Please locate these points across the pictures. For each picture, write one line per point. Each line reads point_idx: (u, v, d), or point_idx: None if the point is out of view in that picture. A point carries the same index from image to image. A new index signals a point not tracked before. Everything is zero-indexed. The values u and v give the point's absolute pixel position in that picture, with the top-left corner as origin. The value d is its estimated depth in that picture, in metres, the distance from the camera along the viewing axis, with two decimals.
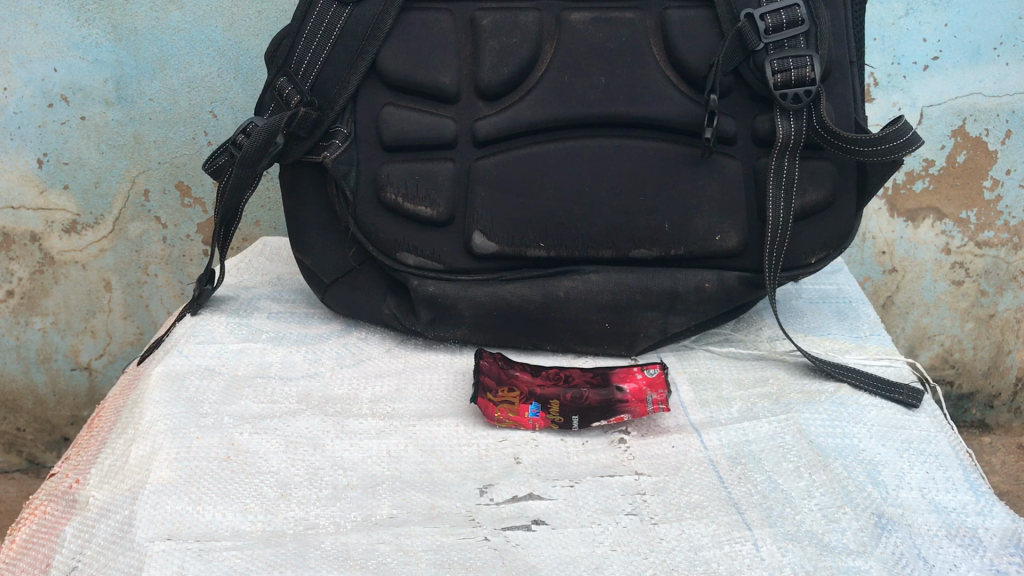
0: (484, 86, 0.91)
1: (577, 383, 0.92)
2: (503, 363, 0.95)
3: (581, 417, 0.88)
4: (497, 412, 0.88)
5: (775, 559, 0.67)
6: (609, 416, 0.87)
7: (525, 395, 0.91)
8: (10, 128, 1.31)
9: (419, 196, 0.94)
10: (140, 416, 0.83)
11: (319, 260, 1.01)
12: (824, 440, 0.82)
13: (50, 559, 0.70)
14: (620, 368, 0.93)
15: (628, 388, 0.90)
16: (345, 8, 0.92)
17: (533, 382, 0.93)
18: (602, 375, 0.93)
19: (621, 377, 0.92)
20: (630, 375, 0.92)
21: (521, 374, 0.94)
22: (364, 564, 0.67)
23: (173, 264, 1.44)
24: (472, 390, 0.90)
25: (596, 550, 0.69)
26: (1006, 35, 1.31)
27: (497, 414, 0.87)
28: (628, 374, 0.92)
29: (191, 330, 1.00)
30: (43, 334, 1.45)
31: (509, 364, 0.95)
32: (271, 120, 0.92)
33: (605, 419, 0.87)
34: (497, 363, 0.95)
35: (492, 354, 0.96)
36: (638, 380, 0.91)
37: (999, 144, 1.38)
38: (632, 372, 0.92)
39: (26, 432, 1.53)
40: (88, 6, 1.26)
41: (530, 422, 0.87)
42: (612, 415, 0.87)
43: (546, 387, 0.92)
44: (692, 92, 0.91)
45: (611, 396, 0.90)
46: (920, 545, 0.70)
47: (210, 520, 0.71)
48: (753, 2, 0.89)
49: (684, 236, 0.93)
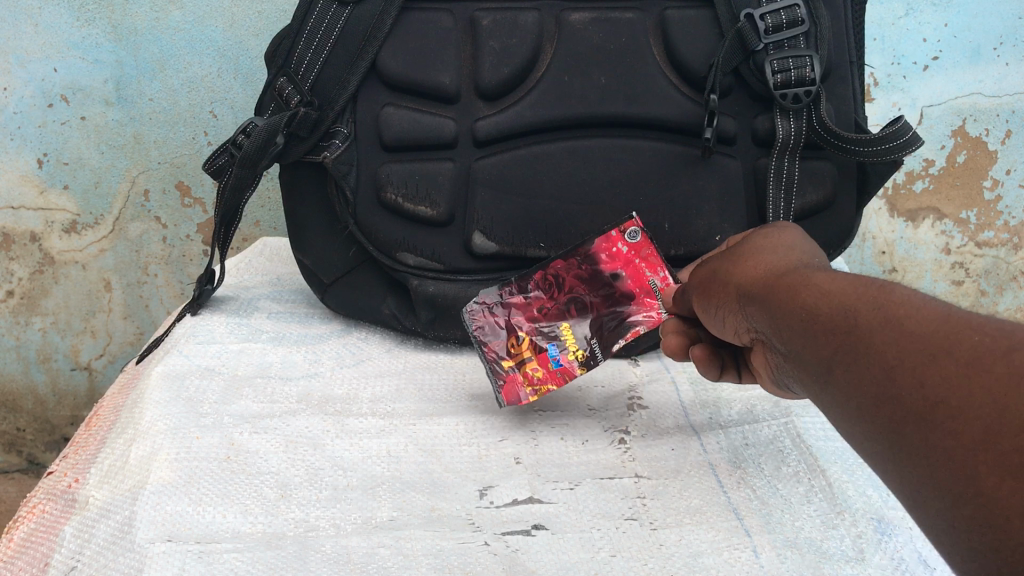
0: (484, 86, 0.91)
1: (575, 288, 0.91)
2: (494, 306, 0.92)
3: (599, 346, 0.87)
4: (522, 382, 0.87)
5: (774, 567, 0.67)
6: (625, 321, 0.88)
7: (536, 335, 0.90)
8: (11, 128, 1.31)
9: (419, 196, 0.94)
10: (139, 416, 0.82)
11: (320, 261, 1.00)
12: (824, 444, 0.82)
13: (49, 559, 0.69)
14: (596, 244, 0.91)
15: (624, 273, 0.89)
16: (345, 8, 0.91)
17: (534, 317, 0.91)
18: (588, 264, 0.91)
19: (609, 260, 0.90)
20: (615, 253, 0.90)
21: (517, 310, 0.91)
22: (364, 567, 0.67)
23: (173, 265, 1.44)
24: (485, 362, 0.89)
25: (596, 555, 0.69)
26: (1006, 35, 1.31)
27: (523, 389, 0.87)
28: (612, 252, 0.90)
29: (191, 330, 1.00)
30: (43, 334, 1.46)
31: (501, 305, 0.92)
32: (271, 121, 0.91)
33: (621, 338, 0.86)
34: (487, 315, 0.92)
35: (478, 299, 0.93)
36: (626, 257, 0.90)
37: (999, 144, 1.38)
38: (614, 247, 0.90)
39: (26, 432, 1.54)
40: (88, 6, 1.26)
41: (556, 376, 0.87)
42: (630, 317, 0.88)
43: (549, 313, 0.91)
44: (692, 92, 0.91)
45: (612, 288, 0.90)
46: (920, 548, 0.69)
47: (210, 521, 0.71)
48: (753, 3, 0.89)
49: (684, 237, 0.93)
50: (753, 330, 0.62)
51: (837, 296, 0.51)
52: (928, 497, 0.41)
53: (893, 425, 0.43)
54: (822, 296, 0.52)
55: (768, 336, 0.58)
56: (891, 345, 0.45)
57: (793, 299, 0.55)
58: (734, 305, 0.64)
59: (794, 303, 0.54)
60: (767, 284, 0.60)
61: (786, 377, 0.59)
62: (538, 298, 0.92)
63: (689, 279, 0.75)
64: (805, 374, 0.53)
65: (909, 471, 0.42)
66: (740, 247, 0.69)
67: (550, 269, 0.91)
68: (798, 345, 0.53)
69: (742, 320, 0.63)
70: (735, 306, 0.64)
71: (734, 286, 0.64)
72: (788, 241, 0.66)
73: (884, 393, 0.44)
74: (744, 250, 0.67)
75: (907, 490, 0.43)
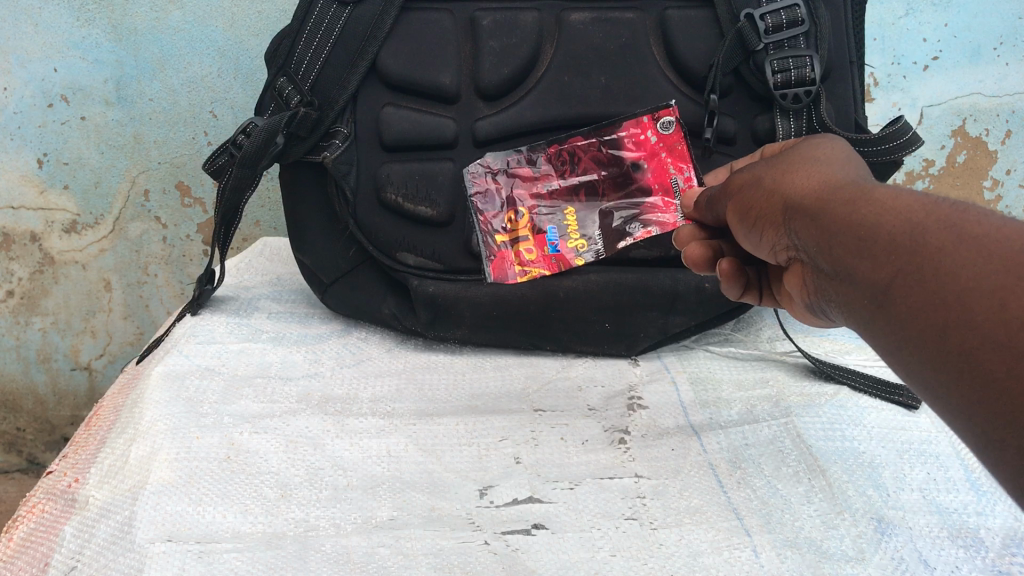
0: (484, 86, 0.91)
1: (587, 171, 0.96)
2: (503, 180, 0.96)
3: (606, 237, 0.95)
4: (515, 263, 0.96)
5: (774, 566, 0.67)
6: (638, 217, 0.95)
7: (536, 215, 0.97)
8: (10, 128, 1.31)
9: (419, 196, 0.94)
10: (139, 416, 0.82)
11: (319, 261, 1.00)
12: (824, 444, 0.82)
13: (49, 559, 0.69)
14: (623, 128, 0.93)
15: (647, 163, 0.95)
16: (345, 8, 0.90)
17: (540, 194, 0.97)
18: (608, 149, 0.94)
19: (635, 144, 0.93)
20: (642, 138, 0.93)
21: (520, 182, 0.96)
22: (364, 567, 0.67)
23: (173, 264, 1.44)
24: (480, 235, 0.96)
25: (596, 555, 0.69)
26: (1006, 35, 1.31)
27: (513, 269, 0.96)
28: (638, 136, 0.93)
29: (191, 330, 0.99)
30: (43, 334, 1.46)
31: (505, 173, 0.95)
32: (271, 121, 0.90)
33: (631, 236, 0.94)
34: (490, 181, 0.95)
35: (484, 164, 0.95)
36: (650, 146, 0.93)
37: (999, 144, 1.38)
38: (643, 131, 0.92)
39: (26, 432, 1.55)
40: (88, 6, 1.26)
41: (551, 262, 0.96)
42: (642, 218, 0.95)
43: (555, 191, 0.97)
44: (692, 92, 0.92)
45: (626, 176, 0.95)
46: (921, 548, 0.70)
47: (210, 520, 0.71)
48: (753, 3, 0.89)
49: None
50: (795, 248, 0.58)
51: (903, 211, 0.47)
52: (1002, 431, 0.38)
53: (967, 356, 0.40)
54: (884, 211, 0.48)
55: (813, 253, 0.54)
56: (965, 268, 0.41)
57: (846, 215, 0.51)
58: (773, 220, 0.60)
59: (848, 218, 0.50)
60: (816, 196, 0.55)
61: (827, 300, 0.55)
62: (547, 173, 0.96)
63: (720, 195, 0.70)
64: (857, 297, 0.50)
65: (985, 405, 0.39)
66: (781, 156, 0.63)
67: (568, 145, 0.94)
68: (850, 265, 0.49)
69: (783, 237, 0.59)
70: (776, 220, 0.59)
71: (775, 198, 0.59)
72: (836, 151, 0.60)
73: (957, 319, 0.41)
74: (786, 160, 0.62)
75: (978, 426, 0.40)
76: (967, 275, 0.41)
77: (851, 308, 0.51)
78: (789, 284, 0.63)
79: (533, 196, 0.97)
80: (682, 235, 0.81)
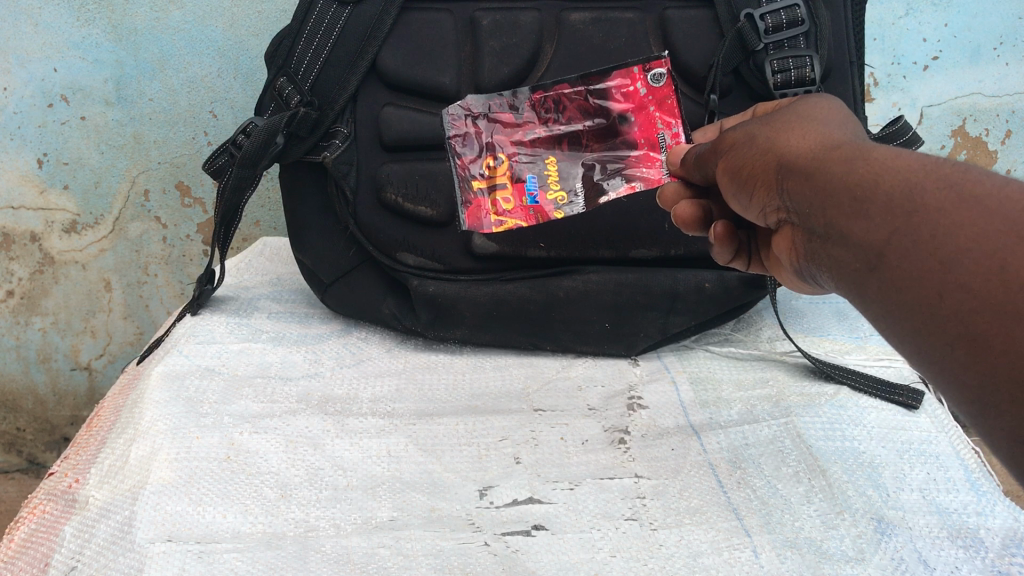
0: (484, 86, 0.91)
1: (572, 120, 0.92)
2: (484, 125, 0.92)
3: (588, 191, 0.91)
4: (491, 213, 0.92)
5: (774, 567, 0.68)
6: (622, 171, 0.91)
7: (517, 165, 0.93)
8: (10, 128, 1.31)
9: (419, 196, 0.93)
10: (139, 416, 0.82)
11: (320, 261, 1.00)
12: (824, 444, 0.82)
13: (49, 559, 0.69)
14: (612, 78, 0.90)
15: (633, 115, 0.90)
16: (345, 8, 0.90)
17: (521, 141, 0.93)
18: (595, 97, 0.91)
19: (622, 94, 0.90)
20: (630, 88, 0.90)
21: (501, 127, 0.92)
22: (364, 568, 0.67)
23: (173, 264, 1.44)
24: (456, 180, 0.92)
25: (596, 556, 0.70)
26: (1006, 35, 1.31)
27: (489, 218, 0.92)
28: (627, 86, 0.90)
29: (191, 330, 0.99)
30: (43, 334, 1.46)
31: (486, 118, 0.92)
32: (271, 120, 0.89)
33: (616, 190, 0.90)
34: (470, 125, 0.92)
35: (467, 109, 0.92)
36: (638, 97, 0.90)
37: (999, 144, 1.39)
38: (632, 80, 0.89)
39: (25, 432, 1.55)
40: (88, 6, 1.25)
41: (528, 212, 0.92)
42: (627, 172, 0.91)
43: (537, 139, 0.93)
44: (692, 92, 0.92)
45: (613, 127, 0.91)
46: (920, 548, 0.70)
47: (211, 521, 0.71)
48: (753, 3, 0.89)
49: (682, 237, 0.94)
50: (785, 210, 0.57)
51: (901, 173, 0.47)
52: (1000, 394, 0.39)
53: (961, 320, 0.41)
54: (883, 172, 0.48)
55: (805, 215, 0.54)
56: (965, 232, 0.42)
57: (845, 176, 0.50)
58: (764, 181, 0.59)
59: (846, 180, 0.50)
60: (812, 158, 0.54)
61: (816, 264, 0.56)
62: (530, 120, 0.92)
63: (708, 154, 0.69)
64: (847, 259, 0.50)
65: (981, 368, 0.39)
66: (775, 116, 0.62)
67: (555, 92, 0.91)
68: (846, 226, 0.49)
69: (773, 199, 0.58)
70: (767, 179, 0.58)
71: (769, 157, 0.59)
72: (832, 116, 0.59)
73: (952, 283, 0.41)
74: (779, 121, 0.61)
75: (969, 388, 0.41)
76: (968, 239, 0.41)
77: (841, 270, 0.51)
78: (776, 248, 0.63)
79: (514, 143, 0.93)
80: (667, 195, 0.80)
